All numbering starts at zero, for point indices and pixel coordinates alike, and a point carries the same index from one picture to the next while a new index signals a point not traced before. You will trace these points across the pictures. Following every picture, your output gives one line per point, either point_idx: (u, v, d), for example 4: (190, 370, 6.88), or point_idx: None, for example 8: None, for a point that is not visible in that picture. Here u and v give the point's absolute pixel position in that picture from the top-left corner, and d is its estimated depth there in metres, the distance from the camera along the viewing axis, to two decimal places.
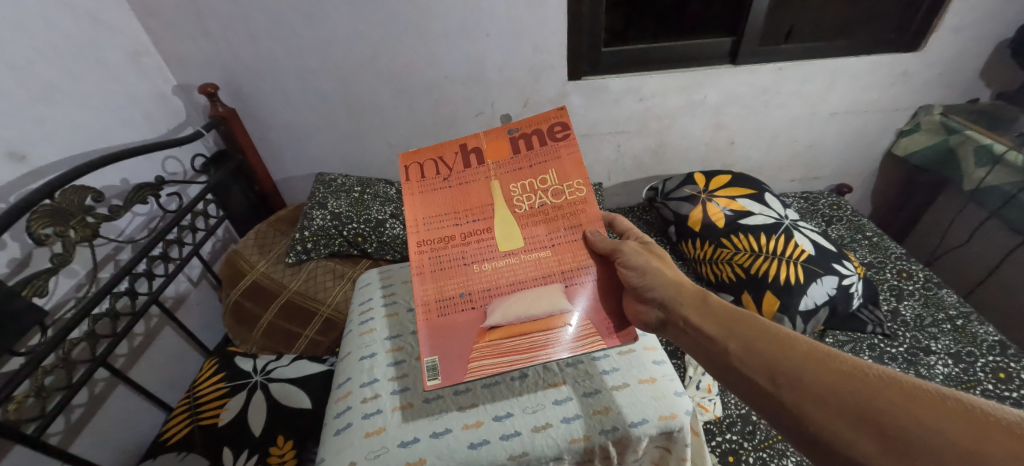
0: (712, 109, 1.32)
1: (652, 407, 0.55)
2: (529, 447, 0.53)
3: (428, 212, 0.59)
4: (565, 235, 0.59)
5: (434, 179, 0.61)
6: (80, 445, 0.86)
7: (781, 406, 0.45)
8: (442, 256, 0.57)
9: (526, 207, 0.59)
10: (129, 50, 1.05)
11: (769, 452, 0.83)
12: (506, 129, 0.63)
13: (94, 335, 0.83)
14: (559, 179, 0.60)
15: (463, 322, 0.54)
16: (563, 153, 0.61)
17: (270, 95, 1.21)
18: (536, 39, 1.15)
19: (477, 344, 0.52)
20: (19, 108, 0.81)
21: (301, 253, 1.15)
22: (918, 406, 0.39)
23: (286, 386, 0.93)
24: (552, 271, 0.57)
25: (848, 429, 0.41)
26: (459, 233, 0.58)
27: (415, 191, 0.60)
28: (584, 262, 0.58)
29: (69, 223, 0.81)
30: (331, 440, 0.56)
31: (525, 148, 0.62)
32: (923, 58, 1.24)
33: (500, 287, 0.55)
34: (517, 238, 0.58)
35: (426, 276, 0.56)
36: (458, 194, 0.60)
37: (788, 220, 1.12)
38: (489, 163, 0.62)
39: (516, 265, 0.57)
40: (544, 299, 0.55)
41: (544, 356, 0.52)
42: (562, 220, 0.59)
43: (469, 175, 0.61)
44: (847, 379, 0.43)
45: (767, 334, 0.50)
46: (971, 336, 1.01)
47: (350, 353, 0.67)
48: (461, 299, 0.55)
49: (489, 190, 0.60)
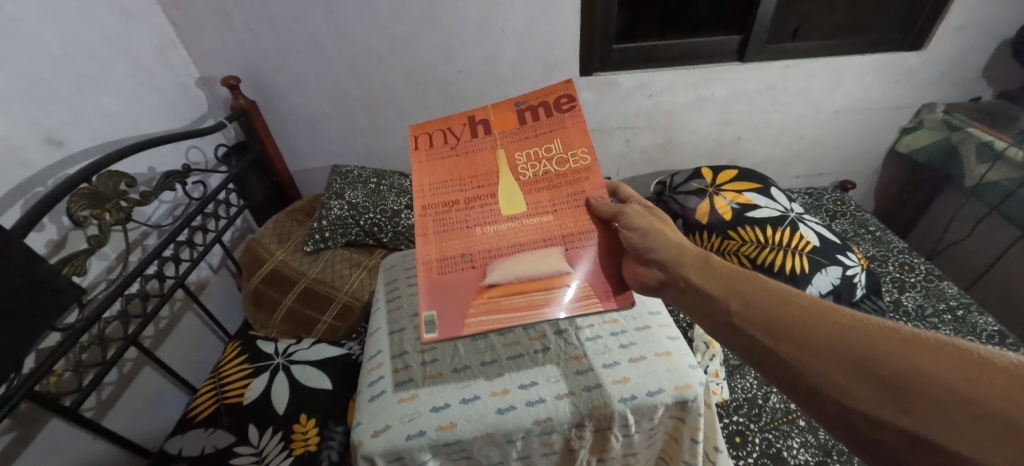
0: (720, 105, 1.35)
1: (668, 378, 0.58)
2: (554, 413, 0.56)
3: (434, 179, 0.63)
4: (567, 201, 0.61)
5: (443, 148, 0.65)
6: (111, 420, 0.89)
7: (777, 357, 0.46)
8: (445, 218, 0.59)
9: (529, 174, 0.62)
10: (156, 43, 1.08)
11: (774, 433, 0.87)
12: (514, 103, 0.67)
13: (126, 315, 0.86)
14: (564, 148, 0.63)
15: (463, 279, 0.55)
16: (568, 122, 0.64)
17: (290, 87, 1.24)
18: (549, 35, 1.18)
19: (474, 299, 0.53)
20: (56, 96, 0.84)
21: (319, 241, 1.19)
22: (917, 353, 0.39)
23: (308, 368, 0.97)
24: (552, 236, 0.58)
25: (843, 377, 0.41)
26: (463, 198, 0.61)
27: (423, 159, 0.64)
28: (584, 227, 0.60)
29: (105, 206, 0.84)
30: (367, 406, 0.59)
31: (531, 120, 0.65)
32: (926, 57, 1.27)
33: (500, 249, 0.57)
34: (519, 202, 0.60)
35: (429, 237, 0.58)
36: (464, 162, 0.64)
37: (794, 213, 1.15)
38: (495, 133, 0.65)
39: (517, 228, 0.59)
40: (544, 261, 0.56)
41: (541, 314, 0.53)
42: (565, 187, 0.62)
43: (476, 144, 0.65)
44: (845, 330, 0.43)
45: (769, 292, 0.50)
46: (970, 326, 1.04)
47: (380, 329, 0.71)
48: (461, 260, 0.57)
49: (494, 158, 0.63)
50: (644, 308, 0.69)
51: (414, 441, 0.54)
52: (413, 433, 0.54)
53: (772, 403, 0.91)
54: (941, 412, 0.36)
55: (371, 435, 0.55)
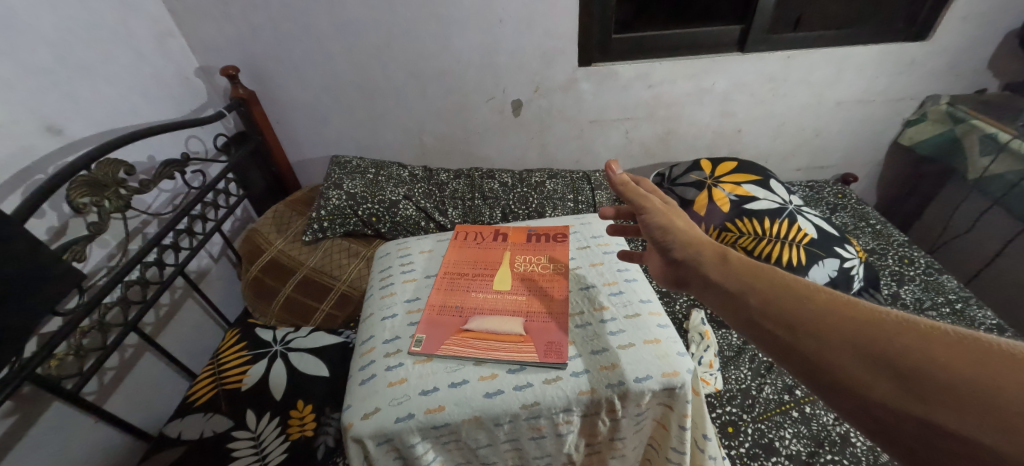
0: (720, 97, 1.34)
1: (655, 365, 0.58)
2: (541, 397, 0.56)
3: (457, 256, 0.79)
4: (546, 285, 0.71)
5: (471, 242, 0.82)
6: (112, 404, 0.91)
7: (799, 354, 0.40)
8: (454, 280, 0.73)
9: (522, 267, 0.74)
10: (155, 32, 1.08)
11: (767, 424, 0.87)
12: (528, 232, 0.83)
13: (126, 301, 0.87)
14: (552, 261, 0.76)
15: (451, 321, 0.65)
16: (559, 247, 0.79)
17: (288, 77, 1.25)
18: (548, 24, 1.18)
19: (454, 336, 0.63)
20: (56, 85, 0.84)
21: (318, 231, 1.19)
22: (952, 350, 0.34)
23: (305, 355, 0.98)
24: (526, 308, 0.66)
25: (872, 375, 0.36)
26: (471, 272, 0.75)
27: (457, 240, 0.83)
28: (556, 302, 0.67)
29: (103, 194, 0.84)
30: (357, 389, 0.60)
31: (535, 244, 0.80)
32: (931, 47, 1.25)
33: (484, 308, 0.67)
34: (508, 283, 0.71)
35: (440, 289, 0.72)
36: (482, 252, 0.79)
37: (793, 205, 1.15)
38: (508, 243, 0.81)
39: (500, 297, 0.69)
40: (513, 323, 0.63)
41: (501, 360, 0.59)
42: (547, 278, 0.72)
43: (493, 245, 0.80)
44: (873, 324, 0.38)
45: (785, 285, 0.45)
46: (968, 319, 1.03)
47: (372, 314, 0.71)
48: (455, 309, 0.67)
49: (502, 255, 0.78)
50: (635, 296, 0.69)
51: (403, 424, 0.55)
52: (401, 416, 0.55)
53: (766, 394, 0.91)
54: (972, 414, 0.32)
55: (361, 417, 0.56)
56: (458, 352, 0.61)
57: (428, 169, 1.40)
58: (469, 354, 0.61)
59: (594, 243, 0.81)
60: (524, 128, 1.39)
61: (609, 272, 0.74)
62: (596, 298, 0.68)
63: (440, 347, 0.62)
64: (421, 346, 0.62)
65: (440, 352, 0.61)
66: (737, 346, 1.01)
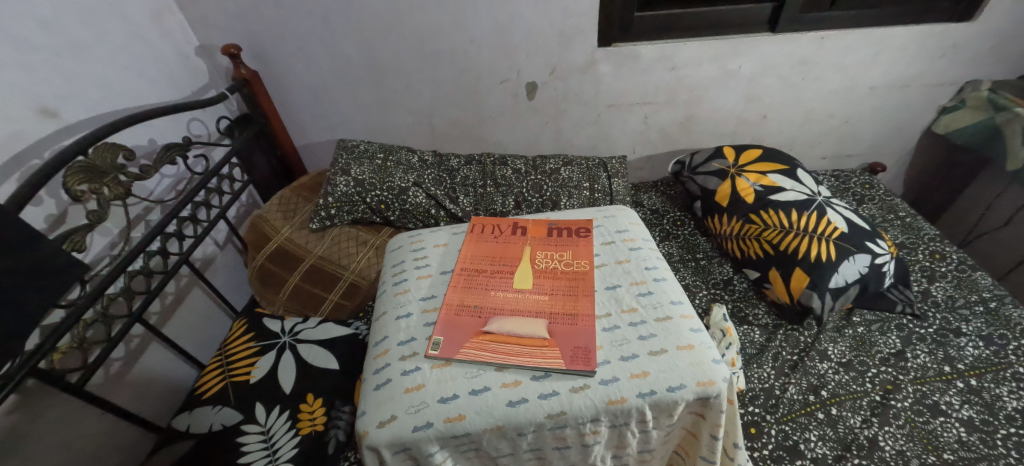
0: (746, 81, 1.27)
1: (690, 373, 0.55)
2: (567, 406, 0.53)
3: (475, 251, 0.75)
4: (567, 285, 0.67)
5: (489, 236, 0.78)
6: (118, 394, 0.89)
7: None
8: (472, 278, 0.69)
9: (542, 265, 0.71)
10: (153, 8, 1.02)
11: (791, 426, 0.84)
12: (549, 225, 0.80)
13: (130, 291, 0.84)
14: (574, 258, 0.72)
15: (468, 322, 0.62)
16: (581, 243, 0.75)
17: (293, 58, 1.19)
18: (567, 2, 1.11)
19: (472, 339, 0.59)
20: (49, 64, 0.80)
21: (325, 219, 1.15)
22: None
23: (313, 347, 0.95)
24: (547, 311, 0.63)
25: None
26: (490, 269, 0.71)
27: (473, 235, 0.78)
28: (578, 304, 0.64)
29: (103, 181, 0.80)
30: (372, 395, 0.57)
31: (556, 238, 0.77)
32: (976, 28, 1.18)
33: (504, 309, 0.64)
34: (529, 281, 0.68)
35: (457, 287, 0.68)
36: (500, 247, 0.75)
37: (822, 196, 1.10)
38: (527, 237, 0.77)
39: (521, 297, 0.65)
40: (534, 325, 0.60)
41: (523, 365, 0.56)
42: (568, 277, 0.68)
43: (512, 240, 0.77)
44: None
45: None
46: (1003, 319, 0.98)
47: (386, 312, 0.68)
48: (473, 310, 0.64)
49: (521, 251, 0.74)
50: (665, 297, 0.65)
51: (421, 433, 0.52)
52: (420, 425, 0.52)
53: (790, 395, 0.88)
54: None
55: (377, 425, 0.53)
56: (477, 356, 0.58)
57: (438, 154, 1.34)
58: (489, 358, 0.58)
59: (618, 239, 0.76)
60: (538, 112, 1.33)
61: (636, 270, 0.70)
62: (623, 298, 0.65)
63: (459, 350, 0.58)
64: (438, 349, 0.59)
65: (459, 356, 0.57)
66: (760, 343, 0.98)
